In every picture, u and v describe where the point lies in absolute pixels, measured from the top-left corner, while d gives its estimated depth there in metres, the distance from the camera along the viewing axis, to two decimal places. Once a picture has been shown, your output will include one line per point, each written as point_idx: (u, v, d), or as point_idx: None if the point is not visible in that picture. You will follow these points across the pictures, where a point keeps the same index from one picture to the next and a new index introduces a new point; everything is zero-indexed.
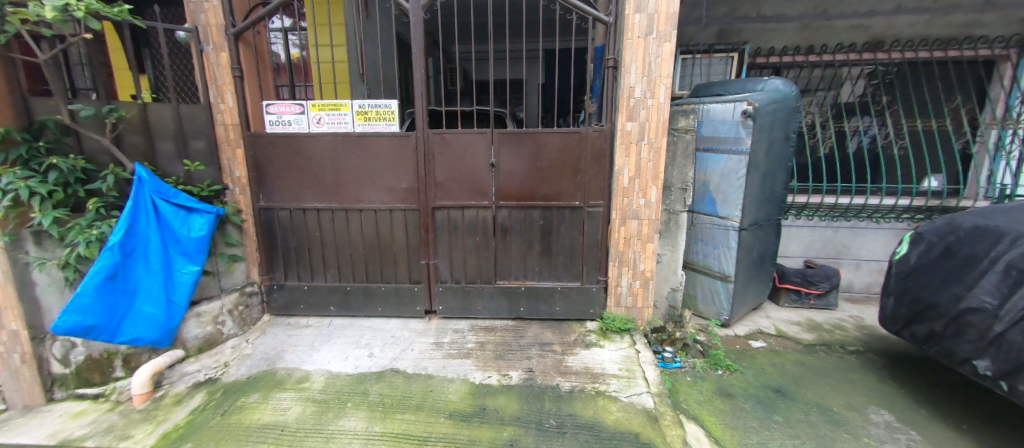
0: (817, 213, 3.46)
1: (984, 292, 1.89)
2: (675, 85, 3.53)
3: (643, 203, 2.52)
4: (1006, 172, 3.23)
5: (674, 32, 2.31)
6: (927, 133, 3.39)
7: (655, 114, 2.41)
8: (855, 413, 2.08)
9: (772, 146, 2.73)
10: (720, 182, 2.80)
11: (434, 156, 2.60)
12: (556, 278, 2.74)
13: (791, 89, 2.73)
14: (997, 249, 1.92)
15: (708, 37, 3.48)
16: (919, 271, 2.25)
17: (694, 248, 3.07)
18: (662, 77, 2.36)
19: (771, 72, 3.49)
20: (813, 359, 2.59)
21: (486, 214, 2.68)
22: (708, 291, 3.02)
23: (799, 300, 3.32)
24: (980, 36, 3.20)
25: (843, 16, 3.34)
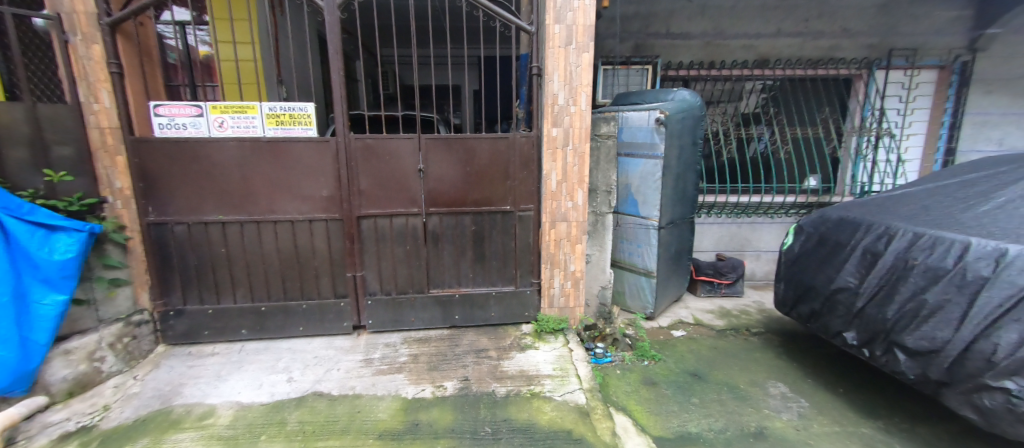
0: (724, 211, 3.89)
1: (848, 272, 2.24)
2: (598, 93, 3.72)
3: (570, 206, 2.62)
4: (863, 172, 3.88)
5: (591, 43, 2.45)
6: (805, 140, 3.94)
7: (578, 120, 2.52)
8: (758, 388, 2.33)
9: (682, 150, 2.99)
10: (640, 184, 3.00)
11: (357, 162, 2.48)
12: (490, 284, 2.74)
13: (696, 100, 3.02)
14: (856, 236, 2.28)
15: (625, 49, 3.73)
16: (801, 258, 2.60)
17: (620, 247, 3.25)
18: (582, 86, 2.48)
19: (681, 84, 3.85)
20: (724, 343, 2.86)
21: (415, 221, 2.60)
22: (634, 286, 3.21)
23: (713, 290, 3.66)
24: (840, 58, 3.80)
25: (737, 36, 3.77)
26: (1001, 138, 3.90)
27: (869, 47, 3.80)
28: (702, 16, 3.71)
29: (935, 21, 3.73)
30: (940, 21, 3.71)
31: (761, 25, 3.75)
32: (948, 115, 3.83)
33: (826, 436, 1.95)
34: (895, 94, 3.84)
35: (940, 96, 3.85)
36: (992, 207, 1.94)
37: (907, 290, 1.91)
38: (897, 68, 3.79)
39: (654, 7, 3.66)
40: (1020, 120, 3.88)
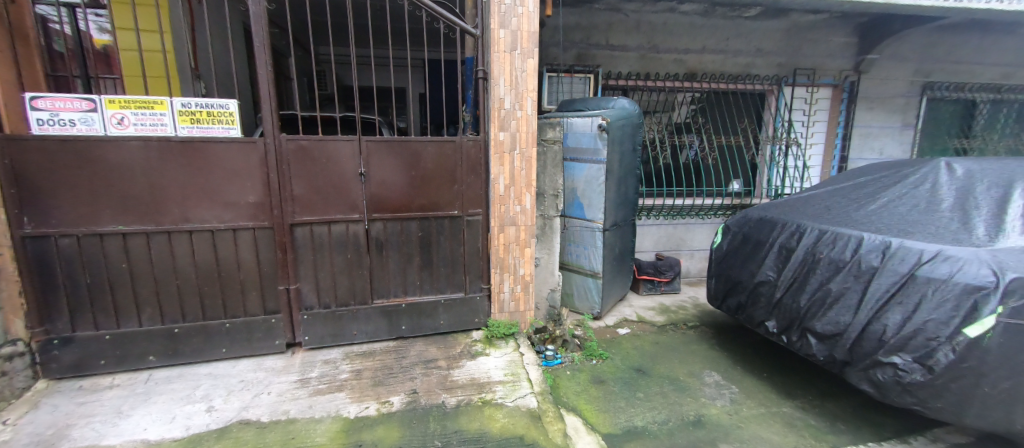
0: (661, 213, 4.17)
1: (769, 267, 2.46)
2: (544, 100, 3.81)
3: (519, 210, 2.62)
4: (776, 177, 4.36)
5: (535, 49, 2.49)
6: (729, 147, 4.33)
7: (525, 125, 2.54)
8: (696, 378, 2.48)
9: (623, 156, 3.14)
10: (585, 188, 3.10)
11: (290, 165, 2.29)
12: (438, 291, 2.65)
13: (634, 108, 3.19)
14: (774, 234, 2.53)
15: (568, 58, 3.85)
16: (729, 255, 2.82)
17: (568, 250, 3.32)
18: (528, 91, 2.51)
19: (621, 94, 4.03)
20: (665, 338, 3.03)
21: (356, 228, 2.45)
22: (582, 288, 3.30)
23: (653, 288, 3.87)
24: (756, 74, 4.22)
25: (669, 51, 4.04)
26: (880, 148, 4.58)
27: (778, 66, 4.26)
28: (637, 30, 3.94)
29: (830, 45, 4.27)
30: (834, 46, 4.26)
31: (689, 42, 4.06)
32: (841, 127, 4.42)
33: (755, 418, 2.12)
34: (800, 108, 4.35)
35: (834, 110, 4.42)
36: (879, 207, 2.26)
37: (816, 281, 2.15)
38: (801, 86, 4.30)
39: (594, 19, 3.82)
40: (893, 132, 4.57)
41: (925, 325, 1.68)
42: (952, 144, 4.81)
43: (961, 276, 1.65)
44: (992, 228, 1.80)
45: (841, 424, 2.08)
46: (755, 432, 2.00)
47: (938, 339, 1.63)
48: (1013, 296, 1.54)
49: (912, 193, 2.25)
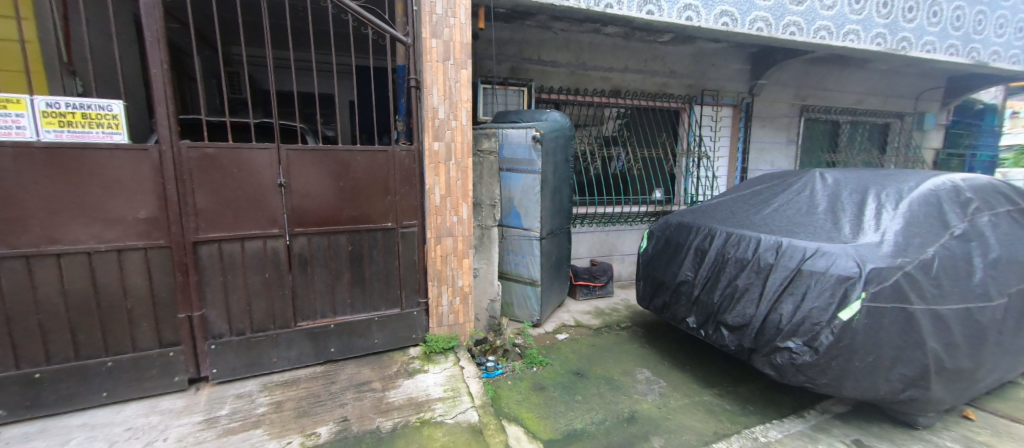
0: (594, 220, 4.40)
1: (688, 267, 2.70)
2: (479, 111, 3.84)
3: (455, 220, 2.59)
4: (691, 186, 4.84)
5: (468, 60, 2.51)
6: (651, 159, 4.72)
7: (459, 135, 2.53)
8: (629, 377, 2.62)
9: (556, 166, 3.26)
10: (522, 197, 3.15)
11: (193, 176, 2.03)
12: (371, 309, 2.51)
13: (566, 121, 3.34)
14: (691, 237, 2.78)
15: (502, 71, 3.93)
16: (654, 258, 3.05)
17: (507, 259, 3.34)
18: (462, 101, 2.51)
19: (553, 107, 4.21)
20: (600, 340, 3.16)
21: (276, 244, 2.24)
22: (521, 296, 3.33)
23: (589, 293, 4.04)
24: (671, 93, 4.65)
25: (596, 68, 4.31)
26: (772, 160, 5.30)
27: (689, 87, 4.74)
28: (566, 48, 4.15)
29: (730, 70, 4.86)
30: (733, 71, 4.86)
31: (613, 61, 4.37)
32: (740, 142, 5.04)
33: (681, 408, 2.29)
34: (708, 125, 4.89)
35: (735, 127, 5.03)
36: (772, 211, 2.60)
37: (726, 278, 2.40)
38: (708, 105, 4.83)
39: (525, 35, 3.95)
40: (781, 147, 5.32)
41: (811, 312, 1.95)
42: (824, 158, 5.72)
43: (834, 268, 1.95)
44: (854, 226, 2.16)
45: (751, 406, 2.32)
46: (681, 422, 2.16)
47: (821, 324, 1.90)
48: (872, 283, 1.84)
49: (796, 199, 2.62)
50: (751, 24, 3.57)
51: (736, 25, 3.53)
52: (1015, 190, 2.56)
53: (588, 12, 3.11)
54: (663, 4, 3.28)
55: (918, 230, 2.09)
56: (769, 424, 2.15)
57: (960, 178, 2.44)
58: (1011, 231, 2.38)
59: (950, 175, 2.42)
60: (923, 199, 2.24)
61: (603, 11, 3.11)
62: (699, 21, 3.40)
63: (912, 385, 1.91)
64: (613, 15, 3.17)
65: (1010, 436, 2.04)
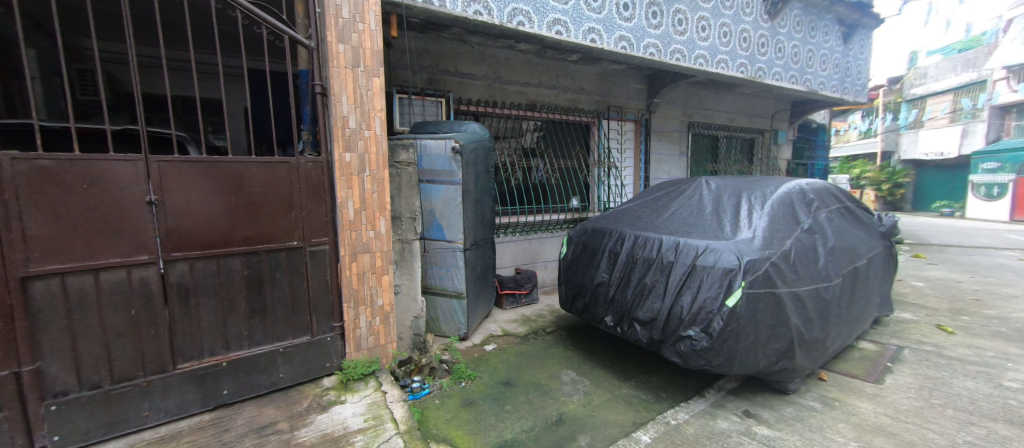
0: (516, 230, 4.50)
1: (604, 270, 2.89)
2: (395, 121, 3.70)
3: (372, 235, 2.44)
4: (602, 194, 5.25)
5: (380, 68, 2.42)
6: (566, 169, 5.00)
7: (373, 146, 2.41)
8: (556, 380, 2.70)
9: (477, 177, 3.26)
10: (443, 209, 3.10)
11: (21, 195, 1.63)
12: (275, 339, 2.22)
13: (484, 133, 3.39)
14: (604, 242, 2.99)
15: (418, 81, 3.85)
16: (573, 263, 3.20)
17: (430, 273, 3.24)
18: (375, 110, 2.40)
19: (472, 119, 4.24)
20: (527, 347, 3.21)
21: (145, 273, 1.88)
22: (447, 310, 3.25)
23: (515, 301, 4.10)
24: (582, 108, 5.00)
25: (512, 83, 4.45)
26: (668, 170, 5.97)
27: (597, 103, 5.14)
28: (482, 62, 4.23)
29: (630, 89, 5.38)
30: (633, 90, 5.39)
31: (528, 77, 4.56)
32: (642, 154, 5.61)
33: (603, 404, 2.41)
34: (615, 138, 5.35)
35: (638, 140, 5.57)
36: (670, 215, 2.91)
37: (636, 278, 2.62)
38: (614, 120, 5.29)
39: (441, 46, 3.93)
40: (675, 157, 6.03)
41: (705, 302, 2.21)
42: (708, 167, 6.64)
43: (721, 262, 2.24)
44: (734, 225, 2.52)
45: (662, 393, 2.54)
46: (604, 417, 2.27)
47: (713, 312, 2.17)
48: (749, 273, 2.16)
49: (689, 204, 2.97)
50: (645, 49, 4.02)
51: (633, 49, 3.94)
52: (841, 192, 3.23)
53: (501, 28, 3.21)
54: (570, 26, 3.53)
55: (779, 226, 2.51)
56: (678, 408, 2.37)
57: (804, 183, 3.00)
58: (841, 224, 2.99)
59: (797, 181, 2.96)
60: (781, 201, 2.71)
61: (515, 28, 3.24)
62: (601, 44, 3.73)
63: (783, 357, 2.26)
64: (525, 33, 3.32)
65: (852, 390, 2.52)
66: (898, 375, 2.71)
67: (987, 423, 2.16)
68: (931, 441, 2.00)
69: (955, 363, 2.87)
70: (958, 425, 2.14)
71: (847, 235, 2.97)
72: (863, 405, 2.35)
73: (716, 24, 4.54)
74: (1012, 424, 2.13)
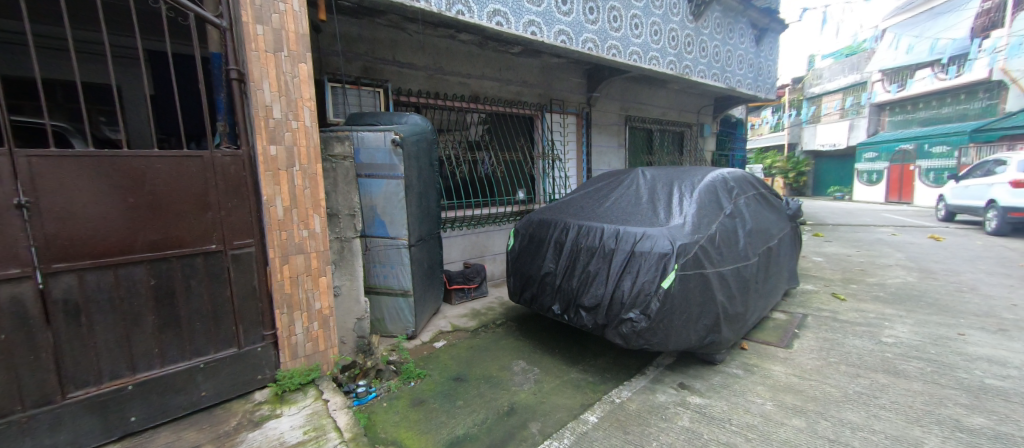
0: (463, 224, 4.45)
1: (550, 260, 2.95)
2: (328, 112, 3.47)
3: (306, 235, 2.27)
4: (546, 186, 5.36)
5: (307, 54, 2.23)
6: (512, 161, 5.03)
7: (302, 138, 2.23)
8: (506, 370, 2.72)
9: (420, 170, 3.16)
10: (385, 205, 2.96)
11: None
12: (193, 355, 1.99)
13: (427, 125, 3.29)
14: (550, 232, 3.05)
15: (352, 69, 3.62)
16: (520, 255, 3.23)
17: (373, 272, 3.10)
18: (303, 99, 2.22)
19: (414, 110, 4.10)
20: (477, 340, 3.21)
21: (17, 289, 1.58)
22: (393, 310, 3.13)
23: (464, 296, 4.07)
24: (525, 101, 5.03)
25: (454, 74, 4.35)
26: (608, 162, 6.24)
27: (540, 96, 5.19)
28: (422, 51, 4.08)
29: (571, 83, 5.51)
30: (574, 84, 5.53)
31: (470, 68, 4.48)
32: (584, 146, 5.79)
33: (553, 390, 2.48)
34: (558, 131, 5.46)
35: (579, 133, 5.74)
36: (611, 205, 3.05)
37: (581, 266, 2.71)
38: (557, 113, 5.39)
39: (376, 33, 3.72)
40: (614, 149, 6.31)
41: (644, 286, 2.35)
42: (644, 159, 7.06)
43: (656, 247, 2.40)
44: (667, 212, 2.70)
45: (607, 374, 2.67)
46: (554, 403, 2.34)
47: (651, 294, 2.31)
48: (681, 256, 2.33)
49: (627, 194, 3.13)
50: (583, 44, 4.13)
51: (572, 43, 4.03)
52: (757, 180, 3.59)
53: (440, 16, 3.10)
54: (510, 18, 3.52)
55: (706, 212, 2.73)
56: (621, 386, 2.50)
57: (726, 172, 3.29)
58: (756, 209, 3.33)
59: (720, 170, 3.24)
60: (707, 189, 2.95)
61: (455, 17, 3.15)
62: (541, 37, 3.77)
63: (711, 331, 2.47)
64: (465, 22, 3.25)
65: (768, 356, 2.83)
66: (804, 339, 3.10)
67: (871, 374, 2.54)
68: (830, 394, 2.31)
69: (846, 326, 3.35)
70: (849, 378, 2.49)
71: (762, 218, 3.31)
72: (776, 368, 2.65)
73: (647, 22, 4.79)
74: (889, 373, 2.53)
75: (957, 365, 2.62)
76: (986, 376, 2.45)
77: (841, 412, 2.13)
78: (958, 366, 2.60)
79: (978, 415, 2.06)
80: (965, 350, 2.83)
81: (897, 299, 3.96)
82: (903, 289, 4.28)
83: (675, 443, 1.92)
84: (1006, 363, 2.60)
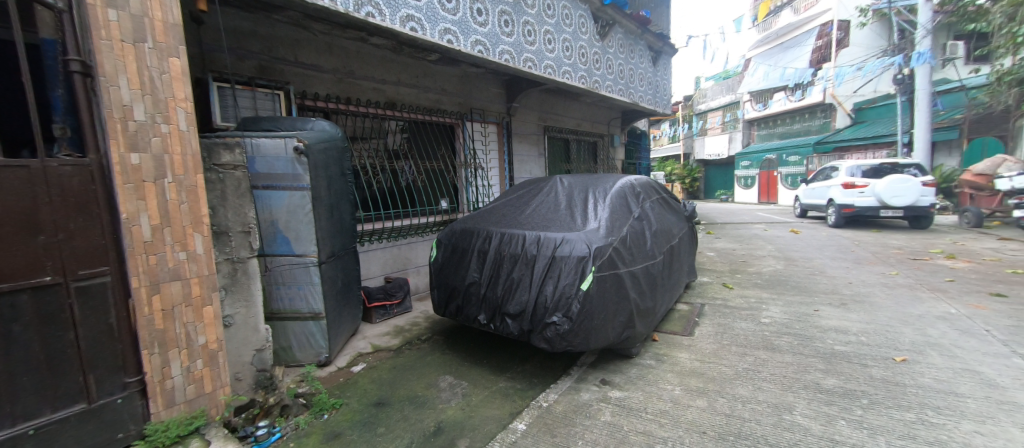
0: (383, 237, 4.21)
1: (473, 270, 2.91)
2: (214, 115, 3.04)
3: (183, 258, 1.93)
4: (469, 194, 5.33)
5: (179, 47, 1.93)
6: (433, 170, 4.91)
7: (176, 144, 1.90)
8: (432, 388, 2.61)
9: (330, 180, 2.91)
10: (288, 220, 2.66)
11: None
12: (17, 419, 1.56)
13: (337, 131, 3.05)
14: (474, 241, 3.02)
15: (245, 68, 3.22)
16: (443, 266, 3.13)
17: (275, 295, 2.75)
18: (176, 99, 1.90)
19: (321, 116, 3.79)
20: (400, 359, 3.03)
21: None
22: (302, 336, 2.81)
23: (386, 313, 3.83)
24: (444, 109, 4.95)
25: (366, 78, 4.12)
26: (529, 170, 6.43)
27: (460, 104, 5.16)
28: (329, 52, 3.79)
29: (491, 93, 5.58)
30: (493, 94, 5.61)
31: (384, 73, 4.29)
32: (505, 155, 5.89)
33: (481, 402, 2.43)
34: (479, 140, 5.47)
35: (501, 142, 5.83)
36: (532, 212, 3.13)
37: (505, 273, 2.72)
38: (477, 122, 5.40)
39: (273, 30, 3.36)
40: (534, 158, 6.52)
41: (565, 288, 2.44)
42: (562, 167, 7.42)
43: (575, 251, 2.50)
44: (584, 218, 2.85)
45: (534, 379, 2.70)
46: (482, 416, 2.28)
47: (571, 296, 2.40)
48: (598, 258, 2.46)
49: (547, 201, 3.24)
50: (500, 55, 4.22)
51: (488, 53, 4.09)
52: (660, 186, 3.96)
53: (347, 17, 2.90)
54: (425, 24, 3.44)
55: (617, 216, 2.94)
56: (548, 390, 2.54)
57: (634, 179, 3.59)
58: (660, 211, 3.68)
59: (629, 177, 3.53)
60: (618, 194, 3.19)
61: (364, 19, 2.96)
62: (458, 45, 3.75)
63: (627, 327, 2.64)
64: (376, 25, 3.08)
65: (674, 344, 3.12)
66: (703, 326, 3.48)
67: (755, 351, 2.93)
68: (724, 373, 2.61)
69: (734, 311, 3.84)
70: (739, 356, 2.85)
71: (665, 220, 3.67)
72: (682, 355, 2.93)
73: (559, 39, 5.07)
74: (768, 349, 2.94)
75: (815, 336, 3.15)
76: (835, 343, 2.99)
77: (734, 388, 2.41)
78: (816, 337, 3.13)
79: (831, 376, 2.49)
80: (820, 323, 3.42)
81: (770, 284, 4.66)
82: (774, 275, 5.07)
83: (600, 439, 1.99)
84: (847, 331, 3.20)
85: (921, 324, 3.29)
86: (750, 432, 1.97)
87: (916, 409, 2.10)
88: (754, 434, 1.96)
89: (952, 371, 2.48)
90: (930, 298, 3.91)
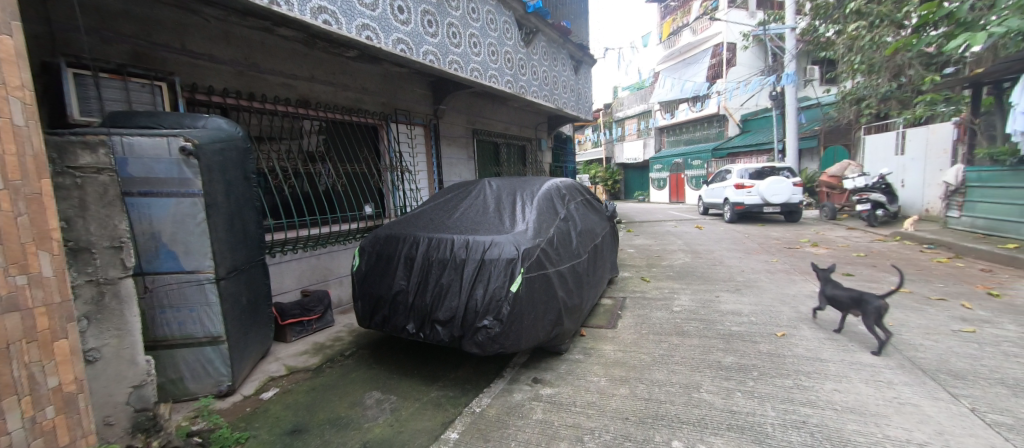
0: (298, 247, 3.83)
1: (400, 277, 2.78)
2: (70, 108, 2.49)
3: (23, 283, 1.54)
4: (395, 198, 5.11)
5: (9, 23, 1.55)
6: (355, 173, 4.62)
7: (9, 141, 1.52)
8: (357, 406, 2.43)
9: (229, 185, 2.57)
10: (175, 231, 2.30)
11: None
12: None
13: (236, 130, 2.71)
14: (400, 248, 2.89)
15: (113, 54, 2.72)
16: (367, 274, 2.95)
17: (161, 320, 2.37)
18: (8, 87, 1.53)
19: (217, 112, 3.35)
20: (320, 379, 2.78)
21: None
22: (197, 364, 2.44)
23: (302, 330, 3.49)
24: (366, 109, 4.69)
25: (273, 73, 3.74)
26: (459, 173, 6.35)
27: (383, 105, 4.92)
28: (225, 41, 3.36)
29: (416, 94, 5.41)
30: (419, 95, 5.45)
31: (294, 68, 3.93)
32: (433, 158, 5.76)
33: (412, 415, 2.32)
34: (405, 142, 5.28)
35: (428, 145, 5.69)
36: (460, 216, 3.08)
37: (434, 280, 2.64)
38: (403, 124, 5.21)
39: (150, 11, 2.88)
40: (463, 161, 6.46)
41: (495, 291, 2.44)
42: (491, 170, 7.47)
43: (504, 253, 2.52)
44: (513, 220, 2.89)
45: (467, 385, 2.66)
46: (413, 429, 2.19)
47: (501, 299, 2.41)
48: (526, 260, 2.50)
49: (476, 204, 3.22)
50: (424, 55, 4.11)
51: (411, 53, 3.96)
52: (584, 188, 4.17)
53: (245, 2, 2.57)
54: (340, 18, 3.21)
55: (544, 217, 3.03)
56: (481, 395, 2.52)
57: (559, 181, 3.73)
58: (584, 212, 3.87)
59: (554, 180, 3.65)
60: (544, 197, 3.28)
61: (266, 8, 2.67)
62: (377, 42, 3.57)
63: (556, 325, 2.72)
64: (281, 15, 2.78)
65: (600, 337, 3.30)
66: (625, 318, 3.73)
67: (668, 338, 3.21)
68: (643, 360, 2.82)
69: (651, 302, 4.19)
70: (656, 343, 3.11)
71: (589, 220, 3.87)
72: (607, 347, 3.10)
73: (485, 43, 5.10)
74: (679, 335, 3.25)
75: (716, 320, 3.55)
76: (732, 324, 3.40)
77: (651, 374, 2.61)
78: (717, 320, 3.53)
79: (730, 354, 2.82)
80: (720, 308, 3.86)
81: (681, 276, 5.17)
82: (684, 267, 5.64)
83: (532, 438, 2.02)
84: (741, 313, 3.66)
85: (795, 302, 3.89)
86: (666, 413, 2.14)
87: (794, 375, 2.47)
88: (669, 414, 2.13)
89: (819, 341, 2.96)
90: (801, 280, 4.64)
